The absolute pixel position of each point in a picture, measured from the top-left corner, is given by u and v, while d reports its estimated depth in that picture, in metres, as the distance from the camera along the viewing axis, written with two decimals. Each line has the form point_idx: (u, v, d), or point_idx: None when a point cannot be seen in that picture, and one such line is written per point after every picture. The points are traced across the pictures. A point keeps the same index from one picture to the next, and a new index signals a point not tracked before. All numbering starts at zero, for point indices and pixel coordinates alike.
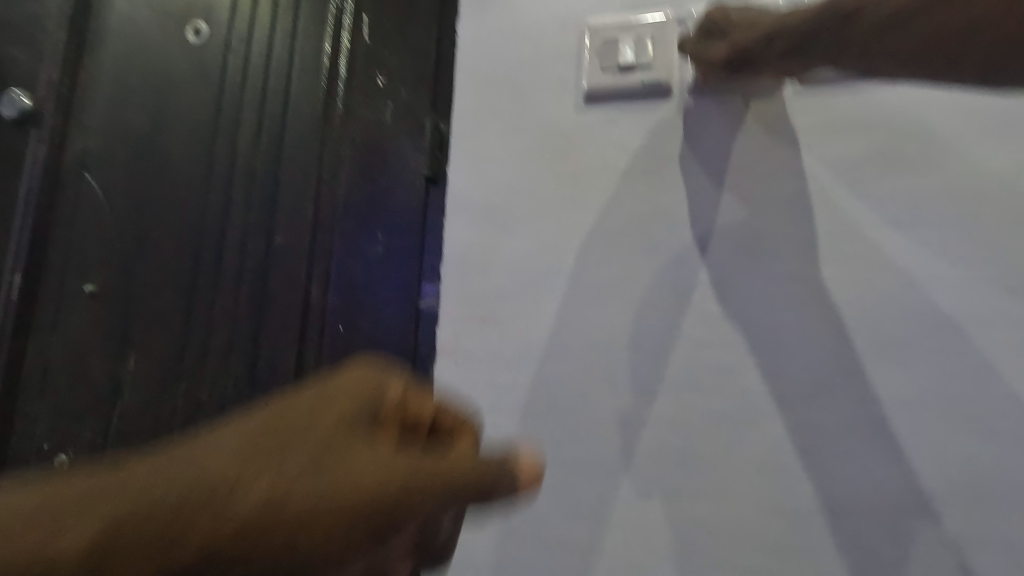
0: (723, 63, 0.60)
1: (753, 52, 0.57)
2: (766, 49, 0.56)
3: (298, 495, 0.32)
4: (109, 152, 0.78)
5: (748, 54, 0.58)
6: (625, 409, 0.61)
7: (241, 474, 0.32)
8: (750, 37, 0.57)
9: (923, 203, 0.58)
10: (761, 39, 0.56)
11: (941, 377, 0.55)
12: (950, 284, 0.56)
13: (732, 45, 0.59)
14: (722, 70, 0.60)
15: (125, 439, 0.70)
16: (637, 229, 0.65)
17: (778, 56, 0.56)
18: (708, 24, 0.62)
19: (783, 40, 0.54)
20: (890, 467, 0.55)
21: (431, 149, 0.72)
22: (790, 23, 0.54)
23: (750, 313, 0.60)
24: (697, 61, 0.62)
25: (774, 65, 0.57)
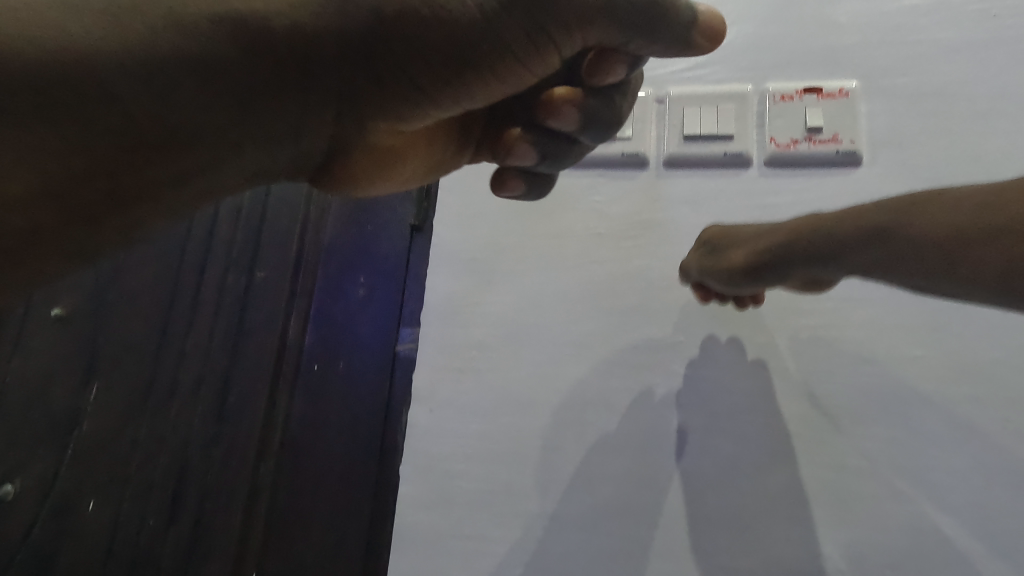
0: (741, 270, 0.57)
1: (760, 269, 0.55)
2: (767, 279, 0.56)
3: (424, 138, 0.58)
4: (71, 342, 0.70)
5: (756, 267, 0.56)
6: (593, 465, 0.63)
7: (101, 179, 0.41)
8: (752, 258, 0.56)
9: (877, 282, 0.64)
10: (735, 271, 0.57)
11: (887, 447, 0.59)
12: (893, 360, 0.61)
13: (751, 252, 0.56)
14: (732, 288, 0.58)
15: (83, 467, 0.66)
16: (615, 289, 0.69)
17: (861, 263, 0.46)
18: (707, 247, 0.62)
19: (810, 244, 0.51)
20: (842, 534, 0.57)
21: (418, 200, 0.76)
22: (770, 240, 0.55)
23: (715, 376, 0.64)
24: (706, 288, 0.62)
25: (847, 263, 0.47)
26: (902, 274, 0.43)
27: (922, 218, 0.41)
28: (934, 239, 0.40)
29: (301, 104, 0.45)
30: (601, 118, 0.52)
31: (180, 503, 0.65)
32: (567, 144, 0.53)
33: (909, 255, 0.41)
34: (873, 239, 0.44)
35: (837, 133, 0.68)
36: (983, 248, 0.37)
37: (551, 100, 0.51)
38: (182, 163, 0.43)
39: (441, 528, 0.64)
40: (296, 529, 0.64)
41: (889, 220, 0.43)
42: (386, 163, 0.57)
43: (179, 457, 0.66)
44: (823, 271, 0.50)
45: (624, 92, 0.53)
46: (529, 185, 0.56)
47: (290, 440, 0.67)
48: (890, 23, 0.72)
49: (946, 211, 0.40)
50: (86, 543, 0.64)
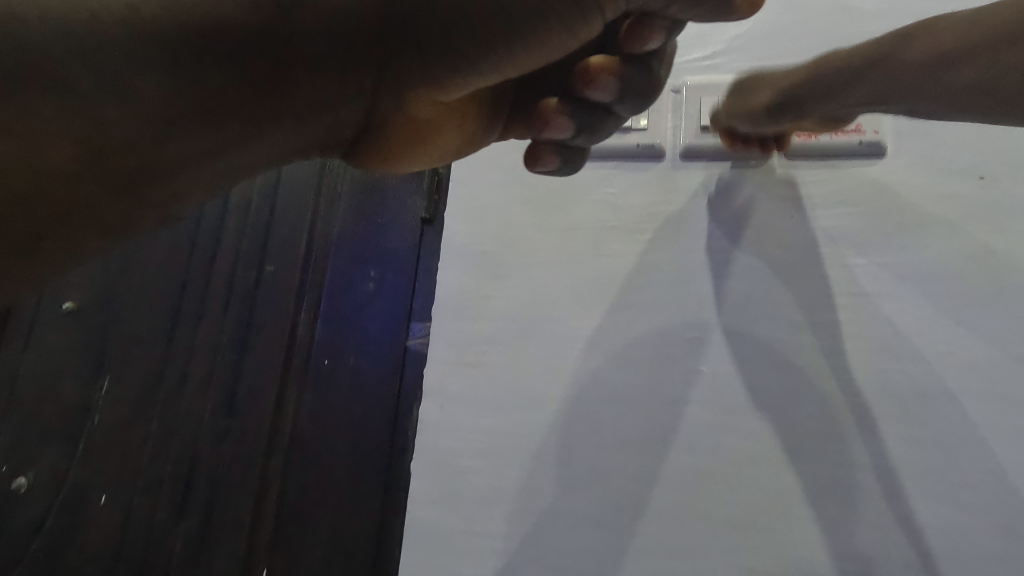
0: (765, 111, 0.60)
1: (790, 108, 0.59)
2: (801, 117, 0.60)
3: (459, 111, 0.54)
4: (83, 337, 0.70)
5: (788, 102, 0.59)
6: (607, 462, 0.62)
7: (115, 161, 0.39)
8: (778, 90, 0.60)
9: (900, 276, 0.62)
10: (759, 111, 0.61)
11: (913, 447, 0.57)
12: (919, 357, 0.59)
13: (773, 87, 0.60)
14: (757, 128, 0.62)
15: (94, 461, 0.66)
16: (629, 283, 0.67)
17: (882, 92, 0.53)
18: (734, 91, 0.65)
19: (844, 74, 0.55)
20: (866, 536, 0.55)
21: (429, 191, 0.75)
22: (795, 70, 0.59)
23: (732, 372, 0.62)
24: (730, 129, 0.65)
25: (858, 91, 0.54)
26: (915, 94, 0.50)
27: (908, 42, 0.50)
28: (925, 57, 0.48)
29: (340, 67, 0.44)
30: (639, 88, 0.49)
31: (188, 498, 0.64)
32: (601, 113, 0.52)
33: (891, 61, 0.51)
34: (867, 64, 0.53)
35: (859, 124, 0.67)
36: (993, 69, 0.44)
37: (587, 69, 0.49)
38: (206, 140, 0.41)
39: (452, 526, 0.63)
40: (305, 526, 0.64)
41: (899, 43, 0.51)
42: (421, 135, 0.53)
43: (188, 452, 0.66)
44: (837, 102, 0.57)
45: (663, 57, 0.50)
46: (563, 160, 0.55)
47: (299, 435, 0.66)
48: (914, 7, 0.70)
49: (929, 35, 0.49)
50: (94, 537, 0.64)
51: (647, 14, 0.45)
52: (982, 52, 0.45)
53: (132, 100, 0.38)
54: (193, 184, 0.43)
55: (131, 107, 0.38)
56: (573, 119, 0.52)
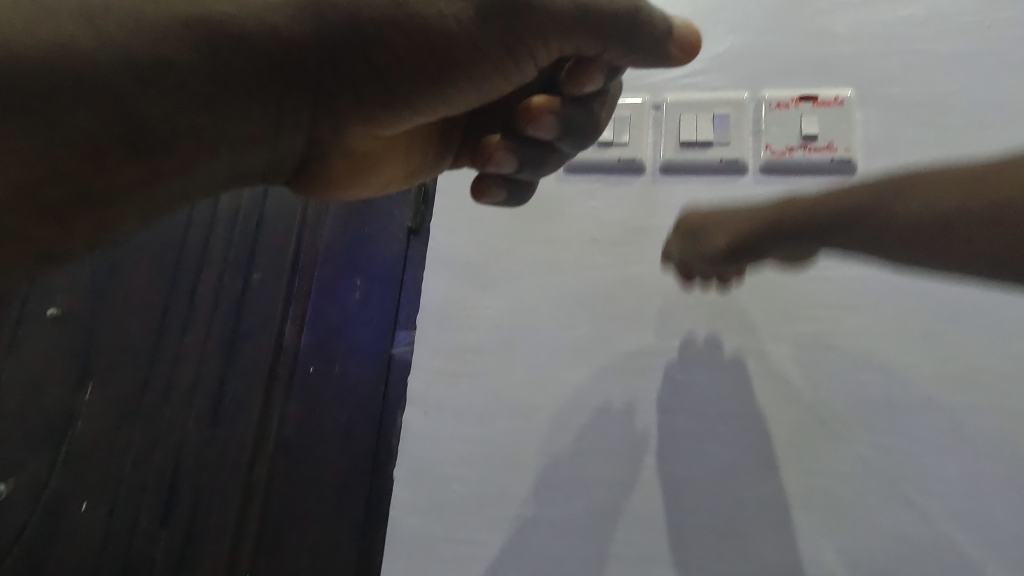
0: (722, 253, 0.57)
1: (739, 254, 0.55)
2: (753, 258, 0.55)
3: (403, 149, 0.58)
4: (67, 342, 0.71)
5: (740, 249, 0.55)
6: (589, 469, 0.63)
7: (60, 173, 0.38)
8: (746, 229, 0.54)
9: (870, 291, 0.64)
10: (721, 251, 0.57)
11: (881, 455, 0.59)
12: (886, 368, 0.62)
13: (730, 234, 0.56)
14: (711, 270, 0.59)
15: (77, 467, 0.67)
16: (610, 294, 0.69)
17: (857, 252, 0.44)
18: (688, 231, 0.61)
19: (797, 231, 0.49)
20: (833, 540, 0.58)
21: (415, 203, 0.76)
22: (751, 218, 0.54)
23: (710, 381, 0.64)
24: (687, 268, 0.61)
25: (828, 244, 0.47)
26: (879, 253, 0.42)
27: (905, 190, 0.41)
28: (925, 217, 0.39)
29: (278, 106, 0.43)
30: (579, 125, 0.53)
31: (172, 505, 0.65)
32: (546, 150, 0.55)
33: (867, 205, 0.43)
34: (837, 209, 0.45)
35: (832, 141, 0.69)
36: (950, 247, 0.38)
37: (531, 107, 0.52)
38: (142, 167, 0.40)
39: (434, 533, 0.64)
40: (289, 533, 0.64)
41: (858, 218, 0.43)
42: (367, 169, 0.55)
43: (173, 459, 0.66)
44: (796, 248, 0.51)
45: (605, 101, 0.54)
46: (508, 194, 0.58)
47: (284, 442, 0.67)
48: (885, 33, 0.73)
49: (930, 179, 0.40)
50: (77, 543, 0.65)
51: (586, 60, 0.49)
52: (998, 220, 0.36)
53: (95, 126, 0.37)
54: (133, 211, 0.42)
55: (91, 135, 0.37)
56: (514, 153, 0.55)
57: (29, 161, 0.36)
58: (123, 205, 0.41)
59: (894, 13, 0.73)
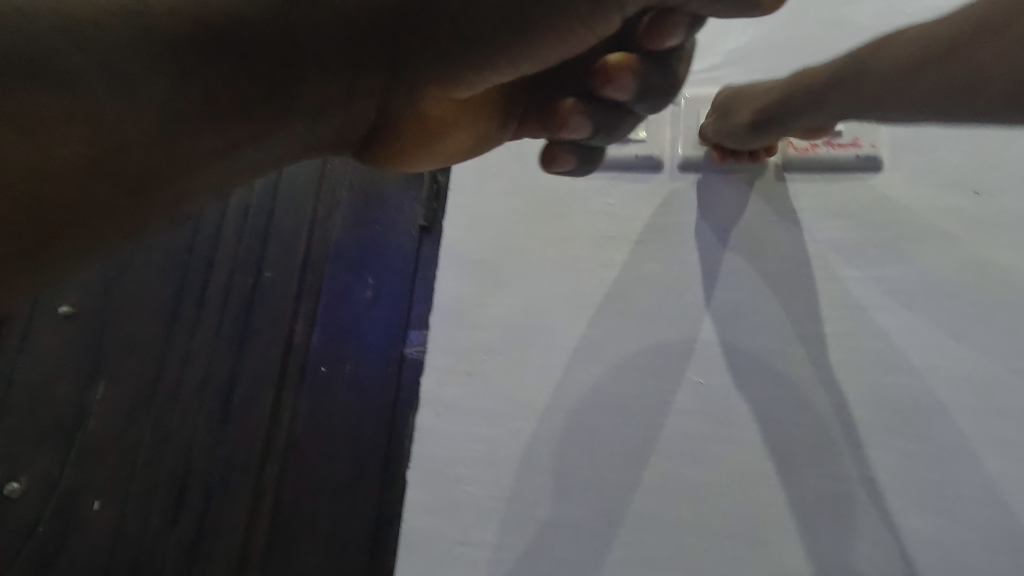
0: (747, 127, 0.62)
1: (771, 117, 0.61)
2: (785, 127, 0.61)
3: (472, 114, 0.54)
4: (79, 341, 0.71)
5: (766, 117, 0.61)
6: (604, 472, 0.62)
7: (127, 153, 0.36)
8: (767, 103, 0.61)
9: (895, 290, 0.62)
10: (744, 128, 0.62)
11: (906, 460, 0.57)
12: (912, 369, 0.59)
13: (755, 108, 0.62)
14: (739, 142, 0.64)
15: (87, 466, 0.66)
16: (627, 292, 0.67)
17: (851, 107, 0.55)
18: (722, 103, 0.67)
19: (807, 100, 0.58)
20: (860, 549, 0.55)
21: (428, 200, 0.75)
22: (770, 100, 0.61)
23: (727, 383, 0.62)
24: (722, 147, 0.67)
25: (843, 88, 0.55)
26: (902, 112, 0.51)
27: (877, 56, 0.53)
28: (904, 61, 0.50)
29: (345, 64, 0.42)
30: (655, 85, 0.48)
31: (182, 505, 0.64)
32: (621, 112, 0.51)
33: (907, 80, 0.50)
34: (859, 59, 0.54)
35: (857, 137, 0.68)
36: (981, 77, 0.45)
37: (606, 66, 0.48)
38: (200, 138, 0.39)
39: (445, 533, 0.63)
40: (299, 534, 0.63)
41: (865, 60, 0.53)
42: (435, 136, 0.53)
43: (183, 458, 0.66)
44: (819, 116, 0.58)
45: (686, 54, 0.48)
46: (580, 162, 0.55)
47: (294, 440, 0.66)
48: (910, 23, 0.70)
49: (913, 62, 0.50)
50: (86, 542, 0.64)
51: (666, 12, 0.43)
52: (985, 30, 0.45)
53: (135, 96, 0.35)
54: (199, 183, 0.41)
55: (134, 104, 0.35)
56: (589, 118, 0.51)
57: (97, 145, 0.35)
58: (182, 180, 0.39)
59: (920, 2, 0.71)
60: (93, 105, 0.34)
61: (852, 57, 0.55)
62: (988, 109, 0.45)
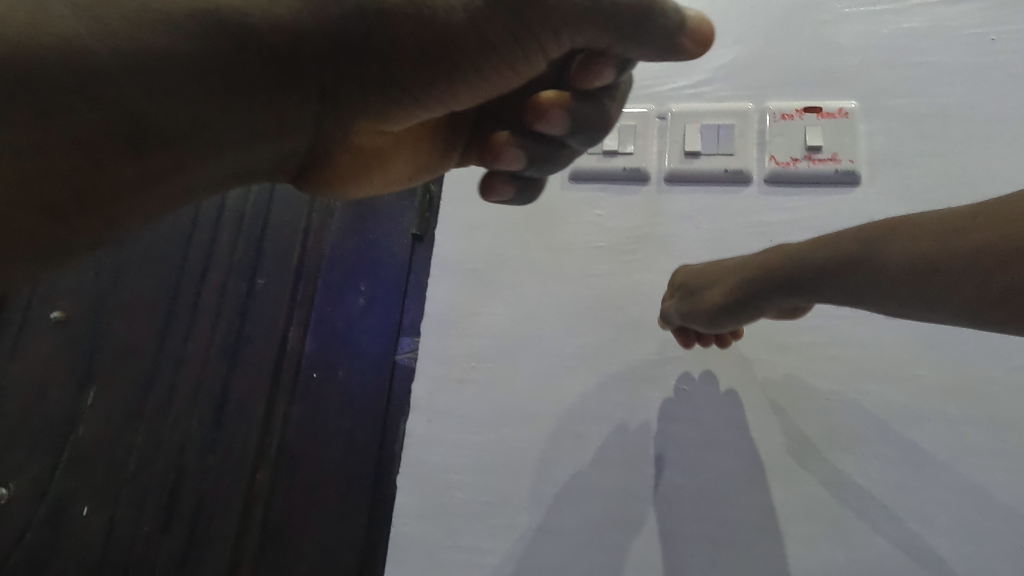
0: (714, 310, 0.57)
1: (742, 304, 0.55)
2: (759, 308, 0.55)
3: (412, 141, 0.55)
4: (70, 345, 0.71)
5: (739, 301, 0.55)
6: (593, 478, 0.63)
7: (75, 166, 0.35)
8: (738, 283, 0.56)
9: (872, 302, 0.64)
10: (712, 310, 0.57)
11: (882, 465, 0.59)
12: (891, 379, 0.61)
13: (726, 288, 0.57)
14: (716, 326, 0.59)
15: (78, 471, 0.67)
16: (615, 303, 0.69)
17: (840, 295, 0.46)
18: (683, 287, 0.61)
19: (777, 276, 0.52)
20: (838, 552, 0.57)
21: (420, 209, 0.76)
22: (744, 282, 0.55)
23: (712, 391, 0.64)
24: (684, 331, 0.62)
25: (847, 286, 0.45)
26: (893, 302, 0.41)
27: (871, 245, 0.43)
28: (901, 262, 0.40)
29: (281, 102, 0.40)
30: (586, 120, 0.47)
31: (174, 510, 0.65)
32: (558, 146, 0.50)
33: (860, 265, 0.43)
34: (849, 252, 0.44)
35: (837, 152, 0.69)
36: (972, 270, 0.36)
37: (538, 103, 0.47)
38: (136, 165, 0.36)
39: (436, 538, 0.64)
40: (292, 539, 0.64)
41: (858, 253, 0.43)
42: (376, 165, 0.53)
43: (175, 462, 0.66)
44: (796, 300, 0.51)
45: (614, 94, 0.48)
46: (517, 189, 0.53)
47: (287, 446, 0.67)
48: (888, 45, 0.73)
49: (926, 246, 0.39)
50: (78, 547, 0.65)
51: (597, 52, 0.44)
52: (997, 250, 0.34)
53: (119, 116, 0.35)
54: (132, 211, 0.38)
55: (109, 123, 0.34)
56: (522, 149, 0.50)
57: (60, 149, 0.34)
58: (123, 204, 0.38)
59: (897, 25, 0.74)
60: (72, 114, 0.33)
61: (837, 244, 0.46)
62: (980, 309, 0.36)
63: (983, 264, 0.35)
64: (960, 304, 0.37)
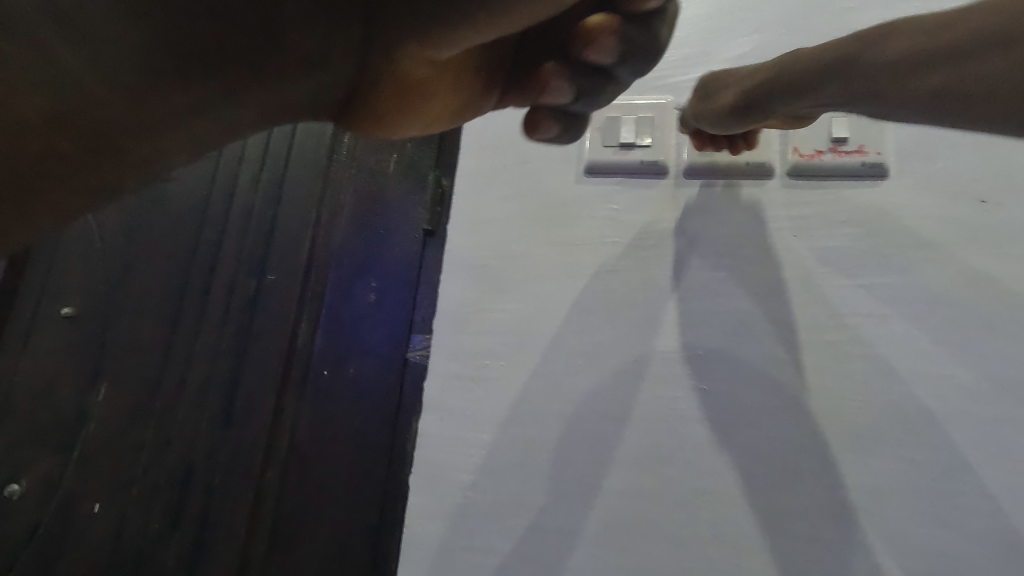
0: (726, 112, 0.59)
1: (751, 104, 0.56)
2: (766, 112, 0.56)
3: (455, 71, 0.50)
4: (79, 342, 0.70)
5: (748, 102, 0.56)
6: (607, 480, 0.62)
7: (88, 114, 0.33)
8: (744, 90, 0.57)
9: (901, 299, 0.61)
10: (723, 113, 0.59)
11: (910, 469, 0.57)
12: (921, 380, 0.59)
13: (736, 93, 0.58)
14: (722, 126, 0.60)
15: (88, 469, 0.66)
16: (631, 300, 0.67)
17: (829, 96, 0.50)
18: (705, 89, 0.63)
19: (779, 87, 0.53)
20: (862, 561, 0.55)
21: (432, 204, 0.75)
22: (761, 70, 0.56)
23: (732, 392, 0.62)
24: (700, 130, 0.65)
25: (825, 92, 0.50)
26: (862, 102, 0.46)
27: (866, 47, 0.45)
28: (892, 57, 0.43)
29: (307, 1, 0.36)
30: (640, 48, 0.45)
31: (182, 510, 0.64)
32: (604, 81, 0.48)
33: (880, 48, 0.44)
34: (857, 43, 0.46)
35: (863, 145, 0.66)
36: (926, 71, 0.40)
37: (586, 30, 0.45)
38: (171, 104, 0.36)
39: (448, 540, 0.63)
40: (301, 538, 0.64)
41: (863, 40, 0.46)
42: (414, 93, 0.49)
43: (184, 462, 0.66)
44: (801, 104, 0.53)
45: (667, 18, 0.46)
46: (560, 128, 0.51)
47: (296, 445, 0.66)
48: None
49: (894, 48, 0.43)
50: (89, 545, 0.64)
51: None
52: (991, 24, 0.37)
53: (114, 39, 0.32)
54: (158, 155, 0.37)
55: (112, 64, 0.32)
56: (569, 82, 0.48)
57: (61, 101, 0.32)
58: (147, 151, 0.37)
59: (926, 10, 0.70)
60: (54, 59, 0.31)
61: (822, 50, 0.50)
62: (955, 107, 0.38)
63: (964, 39, 0.38)
64: (934, 107, 0.39)
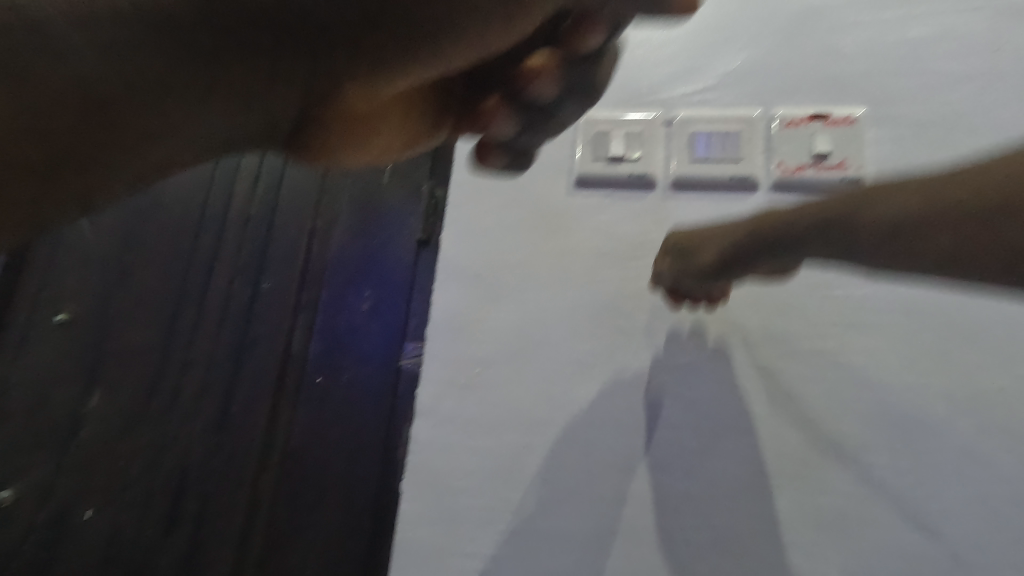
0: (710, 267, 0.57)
1: (728, 261, 0.55)
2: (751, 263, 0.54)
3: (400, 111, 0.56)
4: (74, 348, 0.71)
5: (729, 257, 0.55)
6: (598, 485, 0.63)
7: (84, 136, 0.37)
8: (725, 246, 0.55)
9: (879, 310, 0.64)
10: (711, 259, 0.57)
11: (888, 473, 0.60)
12: (898, 388, 0.62)
13: (713, 250, 0.56)
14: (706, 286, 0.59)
15: (81, 474, 0.67)
16: (623, 309, 0.69)
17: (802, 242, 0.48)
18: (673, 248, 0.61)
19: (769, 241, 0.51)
20: (841, 560, 0.58)
21: (426, 213, 0.76)
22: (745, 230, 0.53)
23: (718, 398, 0.64)
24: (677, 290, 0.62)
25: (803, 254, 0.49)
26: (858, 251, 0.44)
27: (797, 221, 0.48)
28: (884, 225, 0.41)
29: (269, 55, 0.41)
30: (578, 87, 0.51)
31: (177, 514, 0.65)
32: (546, 116, 0.52)
33: (890, 220, 0.41)
34: (826, 226, 0.45)
35: (844, 159, 0.69)
36: (931, 237, 0.38)
37: (529, 69, 0.50)
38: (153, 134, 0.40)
39: (442, 544, 0.63)
40: (295, 543, 0.64)
41: (831, 215, 0.45)
42: (363, 130, 0.54)
43: (180, 466, 0.66)
44: (789, 259, 0.51)
45: (608, 57, 0.50)
46: (510, 161, 0.56)
47: (292, 450, 0.67)
48: (896, 52, 0.73)
49: (862, 205, 0.43)
50: (80, 549, 0.65)
51: (584, 16, 0.47)
52: (977, 205, 0.36)
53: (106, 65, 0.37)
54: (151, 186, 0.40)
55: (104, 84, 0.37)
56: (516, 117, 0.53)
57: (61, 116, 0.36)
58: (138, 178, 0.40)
59: (905, 33, 0.73)
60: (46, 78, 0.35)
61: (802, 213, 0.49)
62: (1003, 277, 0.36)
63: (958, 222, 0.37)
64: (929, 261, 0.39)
